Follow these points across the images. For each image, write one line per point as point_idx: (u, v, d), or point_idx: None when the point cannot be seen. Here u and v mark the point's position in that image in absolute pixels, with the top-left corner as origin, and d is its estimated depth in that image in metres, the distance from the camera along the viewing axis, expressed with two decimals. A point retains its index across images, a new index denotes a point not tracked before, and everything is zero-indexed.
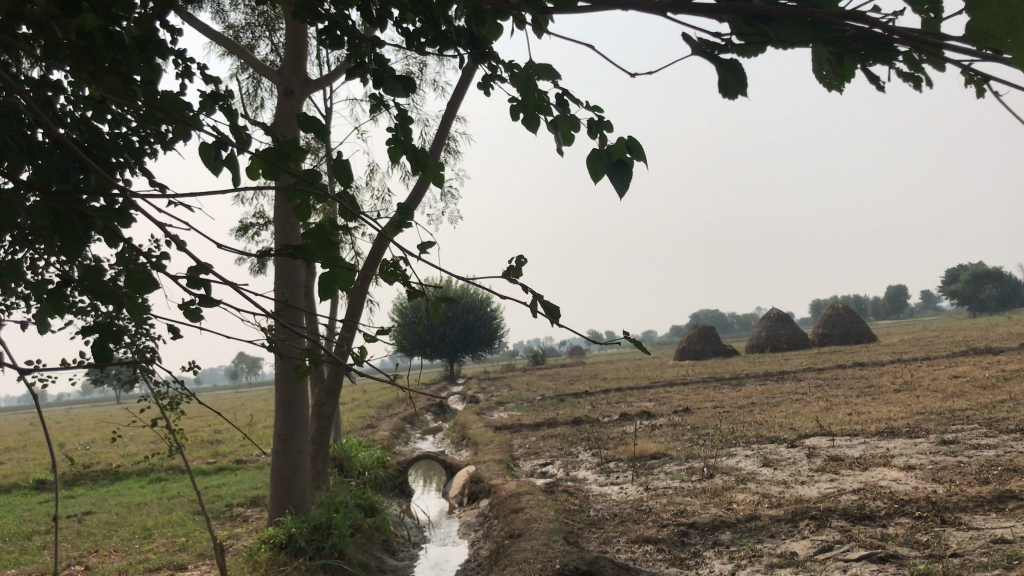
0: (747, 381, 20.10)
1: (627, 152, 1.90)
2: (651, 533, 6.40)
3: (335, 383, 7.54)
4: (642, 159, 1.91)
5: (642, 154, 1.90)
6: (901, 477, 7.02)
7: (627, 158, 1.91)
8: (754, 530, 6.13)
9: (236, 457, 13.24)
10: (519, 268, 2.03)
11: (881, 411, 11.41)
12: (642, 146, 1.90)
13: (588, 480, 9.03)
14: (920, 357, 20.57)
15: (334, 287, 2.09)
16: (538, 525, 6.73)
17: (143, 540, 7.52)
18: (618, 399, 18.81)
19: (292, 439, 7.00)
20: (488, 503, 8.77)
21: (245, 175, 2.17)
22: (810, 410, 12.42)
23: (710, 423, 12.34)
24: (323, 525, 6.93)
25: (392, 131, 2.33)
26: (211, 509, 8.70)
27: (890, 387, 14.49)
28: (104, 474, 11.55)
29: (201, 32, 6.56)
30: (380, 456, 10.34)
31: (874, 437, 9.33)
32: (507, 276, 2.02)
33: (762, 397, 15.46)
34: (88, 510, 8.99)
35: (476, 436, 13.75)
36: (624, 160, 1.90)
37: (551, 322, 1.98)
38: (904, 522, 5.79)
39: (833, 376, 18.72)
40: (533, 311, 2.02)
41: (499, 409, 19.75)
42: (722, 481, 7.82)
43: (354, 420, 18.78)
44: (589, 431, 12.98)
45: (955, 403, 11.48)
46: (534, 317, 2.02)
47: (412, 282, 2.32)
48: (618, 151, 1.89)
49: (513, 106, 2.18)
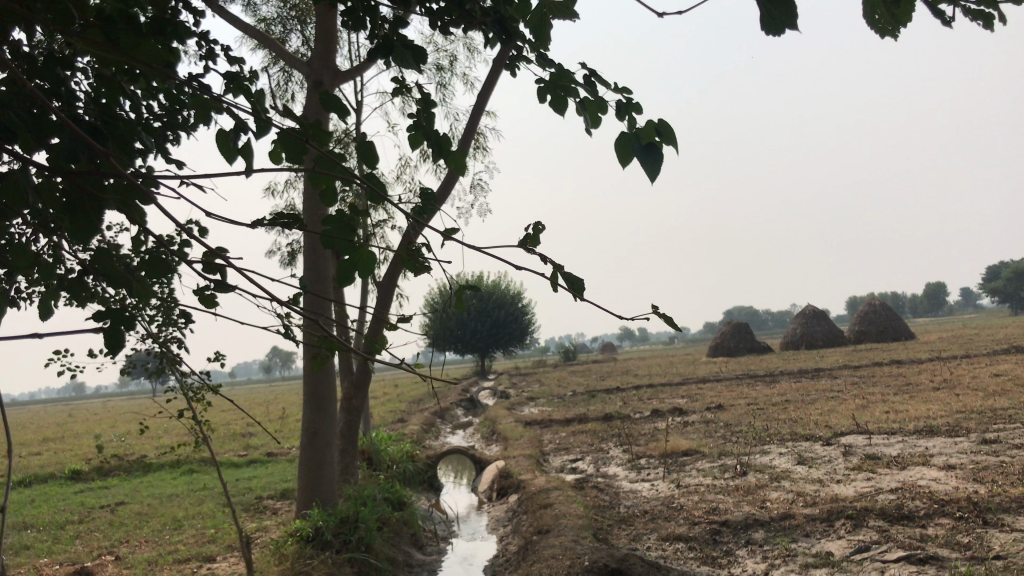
0: (781, 378, 19.84)
1: (656, 136, 1.87)
2: (683, 531, 6.30)
3: (363, 376, 7.50)
4: (670, 143, 1.88)
5: (671, 138, 1.87)
6: (941, 477, 6.84)
7: (656, 142, 1.88)
8: (789, 529, 5.99)
9: (267, 450, 13.30)
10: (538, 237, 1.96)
11: (920, 409, 11.18)
12: (671, 130, 1.87)
13: (619, 476, 8.93)
14: (960, 355, 20.17)
15: (354, 273, 2.00)
16: (566, 521, 6.66)
17: (172, 531, 7.56)
18: (649, 395, 18.67)
19: (320, 432, 6.97)
20: (517, 499, 8.70)
21: (266, 160, 2.11)
22: (846, 408, 12.19)
23: (744, 420, 12.16)
24: (350, 518, 6.92)
25: (415, 117, 2.29)
26: (241, 502, 8.72)
27: (928, 385, 14.19)
28: (137, 466, 11.66)
29: (232, 24, 6.56)
30: (409, 449, 10.32)
31: (912, 436, 9.12)
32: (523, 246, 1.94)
33: (797, 394, 15.24)
34: (120, 500, 9.07)
35: (506, 431, 13.69)
36: (654, 144, 1.87)
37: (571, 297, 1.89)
38: (945, 523, 5.62)
39: (870, 373, 18.41)
40: (553, 284, 1.94)
41: (530, 404, 19.65)
42: (755, 478, 7.68)
43: (386, 414, 18.84)
44: (620, 427, 12.87)
45: (996, 401, 11.21)
46: (554, 290, 1.94)
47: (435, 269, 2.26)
48: (648, 134, 1.86)
49: (539, 86, 2.14)
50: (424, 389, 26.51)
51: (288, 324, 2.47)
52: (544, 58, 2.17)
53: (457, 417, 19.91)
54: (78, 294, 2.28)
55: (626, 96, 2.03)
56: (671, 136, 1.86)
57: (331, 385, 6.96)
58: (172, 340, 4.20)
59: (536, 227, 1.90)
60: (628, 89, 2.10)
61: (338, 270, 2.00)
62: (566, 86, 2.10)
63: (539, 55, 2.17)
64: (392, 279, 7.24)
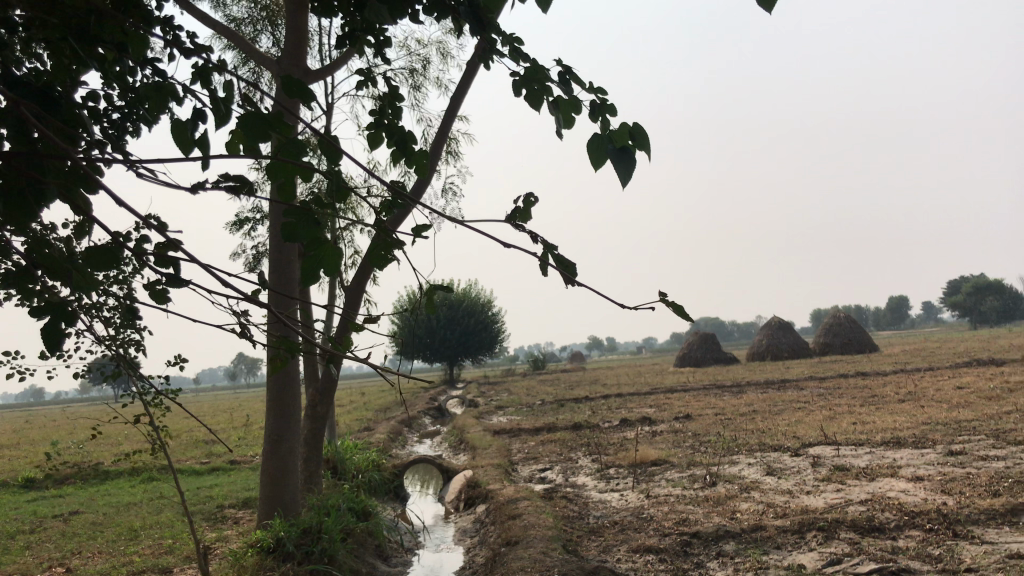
0: (748, 389, 19.91)
1: (630, 140, 1.78)
2: (652, 542, 6.22)
3: (329, 383, 7.37)
4: (645, 148, 1.78)
5: (645, 142, 1.78)
6: (909, 488, 6.84)
7: (629, 147, 1.79)
8: (760, 541, 5.94)
9: (229, 458, 13.07)
10: (528, 211, 1.89)
11: (886, 420, 11.24)
12: (645, 134, 1.78)
13: (587, 486, 8.84)
14: (924, 368, 20.39)
15: (319, 270, 1.90)
16: (535, 533, 6.55)
17: (128, 542, 7.34)
18: (618, 405, 18.62)
19: (283, 440, 6.83)
20: (484, 509, 8.59)
21: (223, 151, 1.99)
22: (814, 419, 12.23)
23: (712, 430, 12.15)
24: (313, 529, 6.75)
25: (378, 112, 2.19)
26: (201, 511, 8.51)
27: (894, 397, 14.30)
28: (95, 474, 11.36)
29: (200, 22, 6.39)
30: (374, 459, 10.16)
31: (880, 447, 9.15)
32: (513, 220, 1.85)
33: (764, 405, 15.28)
34: (75, 509, 8.81)
35: (474, 440, 13.55)
36: (626, 149, 1.78)
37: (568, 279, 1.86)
38: (915, 535, 5.60)
39: (836, 385, 18.52)
40: (545, 264, 1.89)
41: (498, 413, 19.52)
42: (725, 489, 7.64)
43: (352, 422, 18.63)
44: (589, 436, 12.81)
45: (961, 413, 11.29)
46: (546, 269, 1.88)
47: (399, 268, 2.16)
48: (621, 138, 1.77)
49: (514, 80, 2.03)
50: (391, 398, 26.26)
51: (244, 324, 2.36)
52: (516, 50, 2.08)
53: (424, 425, 19.74)
54: (23, 293, 2.17)
55: (600, 97, 1.95)
56: (646, 141, 1.77)
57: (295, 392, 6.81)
58: (129, 342, 4.04)
59: (525, 204, 1.84)
60: (604, 89, 2.01)
61: (300, 267, 1.90)
62: (540, 82, 2.01)
63: (512, 47, 2.08)
64: (359, 285, 7.11)
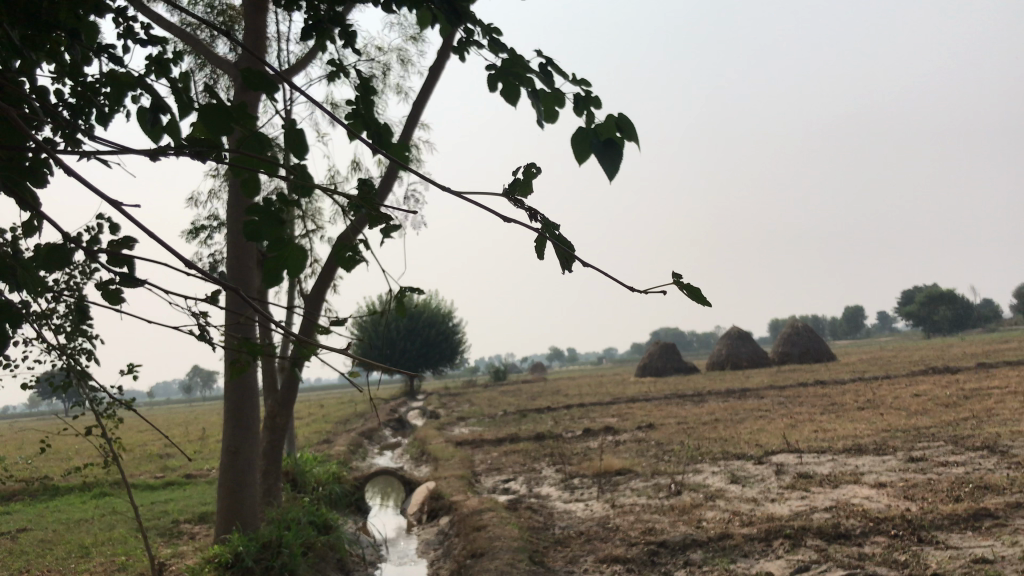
0: (709, 398, 20.03)
1: (617, 132, 1.74)
2: (619, 552, 6.16)
3: (288, 394, 7.21)
4: (633, 139, 1.75)
5: (632, 134, 1.74)
6: (872, 495, 6.87)
7: (616, 139, 1.75)
8: (727, 549, 5.90)
9: (185, 472, 12.80)
10: (528, 184, 1.77)
11: (846, 428, 11.33)
12: (633, 125, 1.74)
13: (552, 497, 8.76)
14: (881, 376, 20.69)
15: (281, 272, 1.81)
16: (500, 544, 6.46)
17: (79, 560, 7.10)
18: (580, 415, 18.60)
19: (241, 451, 6.66)
20: (448, 521, 8.47)
21: (186, 145, 1.88)
22: (776, 427, 12.31)
23: (675, 439, 12.17)
24: (272, 543, 6.58)
25: (353, 103, 2.10)
26: (156, 526, 8.29)
27: (853, 405, 14.44)
28: (45, 490, 11.03)
29: (158, 23, 6.21)
30: (335, 471, 9.99)
31: (841, 455, 9.21)
32: (513, 193, 1.75)
33: (726, 414, 15.36)
34: (23, 527, 8.52)
35: (436, 451, 13.41)
36: (613, 141, 1.75)
37: (564, 262, 1.77)
38: (881, 541, 5.61)
39: (795, 393, 18.70)
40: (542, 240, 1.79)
41: (460, 424, 19.36)
42: (690, 498, 7.61)
43: (312, 434, 18.38)
44: (552, 446, 12.76)
45: (919, 420, 11.43)
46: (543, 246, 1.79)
47: (367, 268, 2.07)
48: (608, 129, 1.73)
49: (489, 73, 2.01)
50: (351, 410, 25.98)
51: (204, 327, 2.27)
52: (495, 42, 2.06)
53: (385, 437, 19.54)
54: None
55: (584, 90, 1.92)
56: (633, 133, 1.73)
57: (252, 402, 6.67)
58: (81, 352, 3.90)
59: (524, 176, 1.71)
60: (587, 82, 1.98)
61: (262, 267, 1.80)
62: (519, 74, 1.98)
63: (492, 40, 2.06)
64: (320, 293, 6.99)
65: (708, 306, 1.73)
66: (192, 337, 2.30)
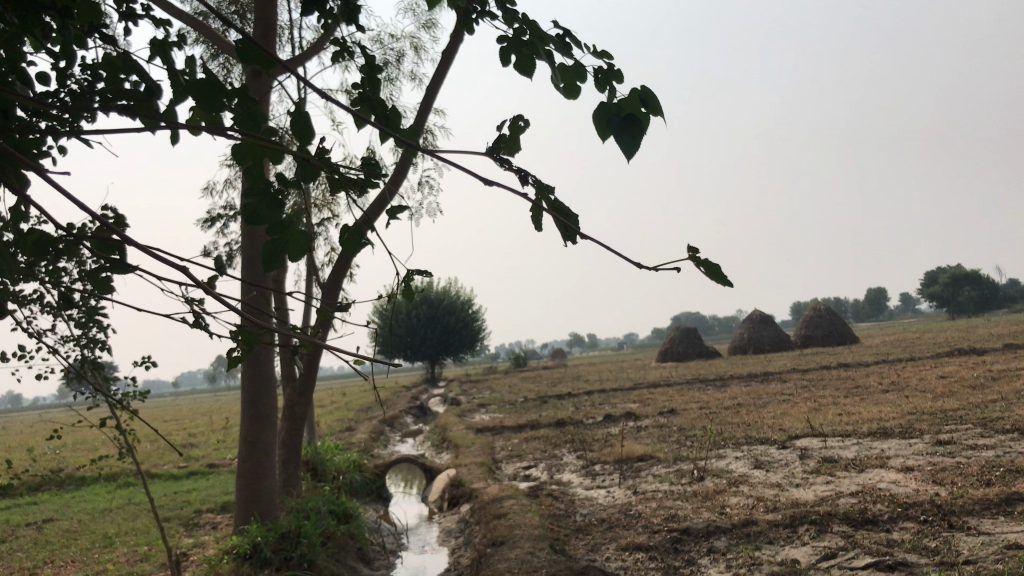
0: (732, 383, 19.87)
1: (641, 106, 1.66)
2: (642, 539, 6.08)
3: (307, 383, 7.14)
4: (657, 115, 1.66)
5: (657, 109, 1.66)
6: (900, 479, 6.74)
7: (640, 115, 1.67)
8: (751, 536, 5.81)
9: (208, 462, 12.84)
10: (515, 141, 1.74)
11: (871, 411, 11.16)
12: (657, 101, 1.66)
13: (573, 483, 8.70)
14: (905, 358, 20.43)
15: (282, 254, 1.80)
16: (521, 532, 6.40)
17: (102, 549, 7.13)
18: (601, 401, 18.50)
19: (259, 440, 6.63)
20: (469, 509, 8.43)
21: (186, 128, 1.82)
22: (799, 411, 12.15)
23: (698, 424, 12.06)
24: (291, 534, 6.56)
25: (359, 84, 2.01)
26: (179, 516, 8.30)
27: (878, 388, 14.24)
28: (70, 480, 11.09)
29: (168, 10, 6.15)
30: (355, 459, 9.97)
31: (867, 439, 9.06)
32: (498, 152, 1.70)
33: (749, 398, 15.22)
34: (49, 517, 8.58)
35: (457, 438, 13.39)
36: (636, 116, 1.66)
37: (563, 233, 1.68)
38: (910, 527, 5.49)
39: (818, 377, 18.51)
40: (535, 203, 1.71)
41: (481, 411, 19.32)
42: (713, 484, 7.52)
43: (332, 423, 18.41)
44: (573, 432, 12.69)
45: (946, 403, 11.23)
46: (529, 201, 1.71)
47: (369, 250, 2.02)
48: (631, 104, 1.65)
49: (502, 45, 1.93)
50: (372, 398, 25.98)
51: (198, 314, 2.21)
52: (509, 11, 1.99)
53: (406, 425, 19.54)
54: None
55: (606, 63, 1.84)
56: (657, 108, 1.66)
57: (270, 392, 6.63)
58: (95, 343, 3.88)
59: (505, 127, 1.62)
60: (609, 54, 1.91)
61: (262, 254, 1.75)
62: (535, 46, 1.90)
63: (506, 10, 1.99)
64: (336, 281, 6.95)
65: (726, 283, 1.63)
66: (187, 325, 2.27)
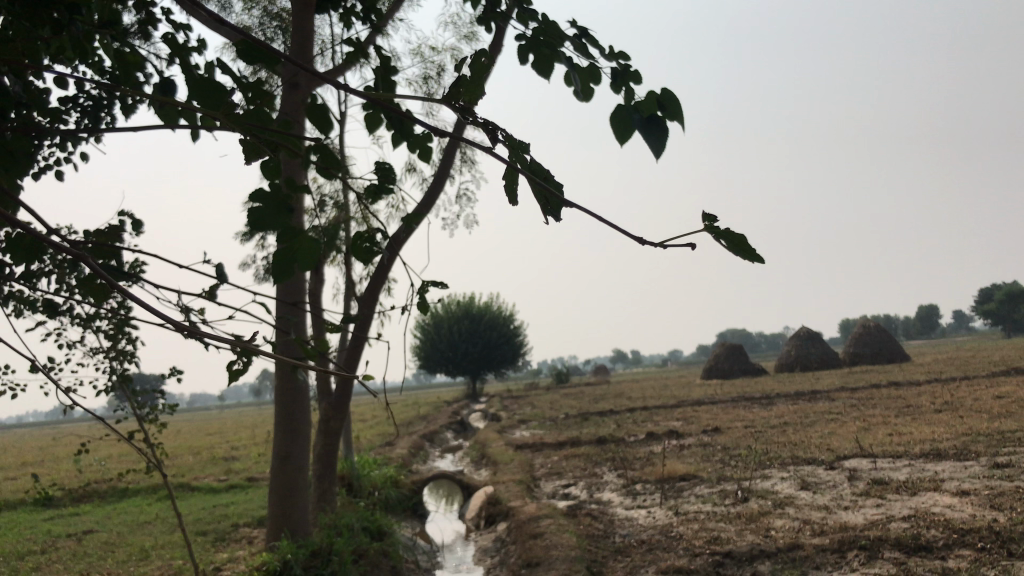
0: (779, 401, 19.48)
1: (659, 109, 1.54)
2: (682, 563, 5.87)
3: (343, 397, 7.10)
4: (677, 118, 1.55)
5: (677, 111, 1.54)
6: (954, 504, 6.46)
7: (658, 117, 1.55)
8: (797, 561, 5.60)
9: (249, 475, 12.87)
10: (474, 86, 1.82)
11: (923, 431, 10.80)
12: (677, 102, 1.54)
13: (613, 503, 8.51)
14: (958, 377, 19.85)
15: (293, 264, 1.70)
16: (557, 553, 6.25)
17: (138, 563, 7.12)
18: (644, 418, 18.26)
19: (292, 456, 6.58)
20: (505, 527, 8.30)
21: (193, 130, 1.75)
22: (848, 430, 11.81)
23: (742, 443, 11.79)
24: (323, 551, 6.50)
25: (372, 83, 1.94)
26: (217, 530, 8.29)
27: (930, 407, 13.81)
28: (113, 492, 11.18)
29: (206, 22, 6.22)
30: (392, 475, 9.91)
31: (919, 460, 8.75)
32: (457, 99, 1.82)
33: (796, 416, 14.88)
34: (89, 529, 8.62)
35: (496, 455, 13.31)
36: (655, 119, 1.55)
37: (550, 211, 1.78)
38: (966, 554, 5.23)
39: (868, 395, 18.05)
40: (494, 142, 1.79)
41: (522, 427, 19.16)
42: (758, 505, 7.28)
43: (373, 437, 18.43)
44: (614, 450, 12.50)
45: (1001, 423, 10.83)
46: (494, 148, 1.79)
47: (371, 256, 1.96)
48: (649, 106, 1.53)
49: (521, 43, 1.83)
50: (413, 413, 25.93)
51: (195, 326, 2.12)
52: (525, 10, 1.89)
53: (447, 440, 19.47)
54: None
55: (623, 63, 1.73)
56: (677, 111, 1.54)
57: (304, 405, 6.57)
58: (125, 355, 3.84)
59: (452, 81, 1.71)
60: (626, 55, 1.81)
61: (273, 261, 1.69)
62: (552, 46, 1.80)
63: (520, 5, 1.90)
64: (372, 294, 6.88)
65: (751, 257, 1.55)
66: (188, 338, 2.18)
